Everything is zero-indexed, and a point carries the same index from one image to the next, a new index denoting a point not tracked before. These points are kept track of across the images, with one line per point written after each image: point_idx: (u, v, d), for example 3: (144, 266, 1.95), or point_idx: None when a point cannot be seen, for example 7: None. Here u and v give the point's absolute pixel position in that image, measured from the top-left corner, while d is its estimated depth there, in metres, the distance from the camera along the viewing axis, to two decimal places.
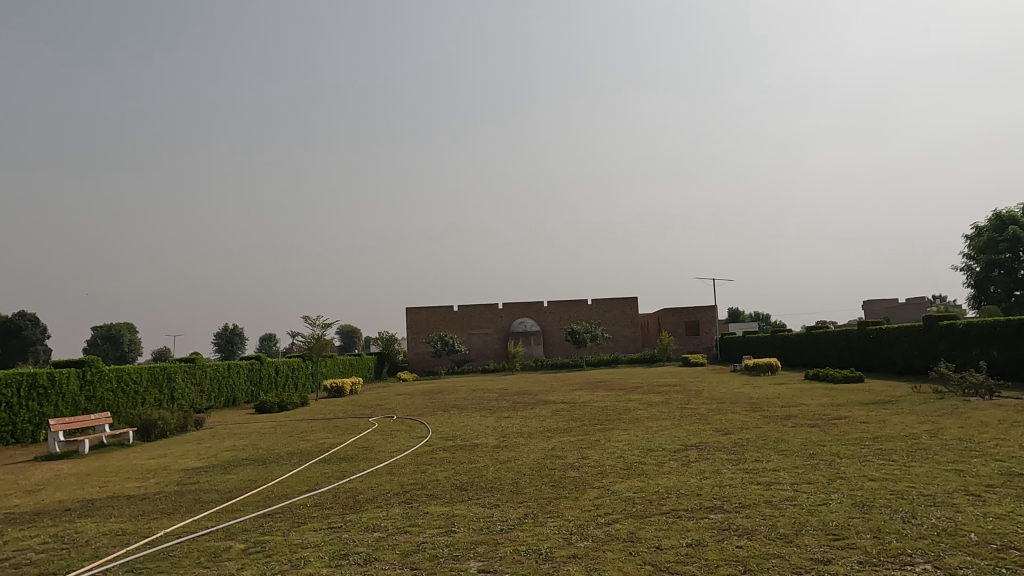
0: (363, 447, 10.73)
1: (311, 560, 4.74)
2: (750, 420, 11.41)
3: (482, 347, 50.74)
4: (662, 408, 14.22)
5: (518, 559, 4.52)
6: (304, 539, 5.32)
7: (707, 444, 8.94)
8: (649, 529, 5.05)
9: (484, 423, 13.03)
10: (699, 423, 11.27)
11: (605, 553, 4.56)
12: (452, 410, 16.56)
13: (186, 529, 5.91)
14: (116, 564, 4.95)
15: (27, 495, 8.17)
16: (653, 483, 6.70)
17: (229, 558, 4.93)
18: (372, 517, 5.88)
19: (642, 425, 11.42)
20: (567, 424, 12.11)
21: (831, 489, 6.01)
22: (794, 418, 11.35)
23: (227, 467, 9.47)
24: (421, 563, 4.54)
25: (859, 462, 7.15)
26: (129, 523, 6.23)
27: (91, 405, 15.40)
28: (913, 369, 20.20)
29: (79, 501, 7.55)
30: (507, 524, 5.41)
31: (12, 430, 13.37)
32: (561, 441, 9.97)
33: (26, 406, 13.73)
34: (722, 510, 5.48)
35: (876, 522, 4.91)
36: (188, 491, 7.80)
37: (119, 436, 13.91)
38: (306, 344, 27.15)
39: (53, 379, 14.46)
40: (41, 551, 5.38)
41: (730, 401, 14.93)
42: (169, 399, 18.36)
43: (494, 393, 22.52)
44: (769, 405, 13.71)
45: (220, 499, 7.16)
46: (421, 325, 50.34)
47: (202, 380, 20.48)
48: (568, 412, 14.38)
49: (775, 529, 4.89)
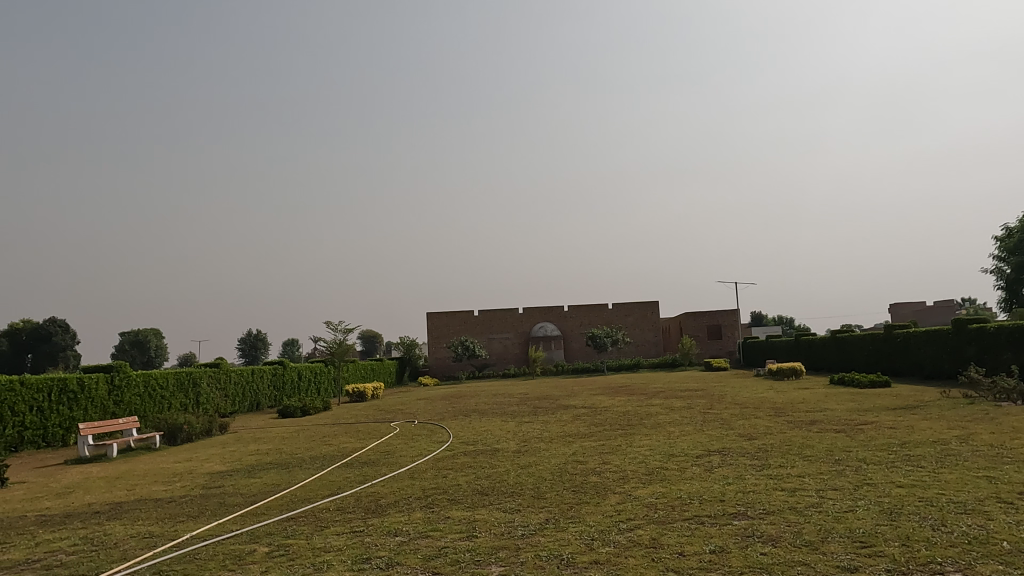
0: (385, 452, 10.83)
1: (333, 564, 4.78)
2: (774, 425, 11.28)
3: (502, 352, 50.77)
4: (684, 413, 14.12)
5: (539, 564, 4.52)
6: (327, 542, 5.37)
7: (730, 449, 8.87)
8: (672, 535, 5.01)
9: (505, 428, 13.05)
10: (723, 428, 11.14)
11: (627, 558, 4.54)
12: (473, 414, 16.63)
13: (211, 532, 5.99)
14: (144, 566, 5.03)
15: (58, 498, 8.34)
16: (675, 488, 6.66)
17: (253, 561, 4.99)
18: (393, 522, 5.92)
19: (665, 430, 11.35)
20: (588, 429, 12.07)
21: (858, 496, 5.92)
22: (818, 423, 11.19)
23: (251, 471, 9.59)
24: (443, 568, 4.55)
25: (887, 468, 7.03)
26: (156, 526, 6.33)
27: (119, 410, 15.70)
28: (942, 374, 19.80)
29: (107, 503, 7.68)
30: (529, 529, 5.42)
31: (43, 435, 13.63)
32: (582, 446, 9.93)
33: (57, 410, 14.02)
34: (746, 517, 5.42)
35: (904, 529, 4.82)
36: (213, 494, 7.89)
37: (146, 440, 14.14)
38: (328, 349, 27.39)
39: (82, 384, 14.77)
40: (71, 553, 5.49)
41: (752, 406, 14.78)
42: (194, 403, 18.63)
43: (515, 397, 22.57)
44: (793, 410, 13.52)
45: (245, 502, 7.26)
46: (442, 330, 50.50)
47: (226, 385, 20.74)
48: (588, 417, 14.33)
49: (800, 536, 4.82)
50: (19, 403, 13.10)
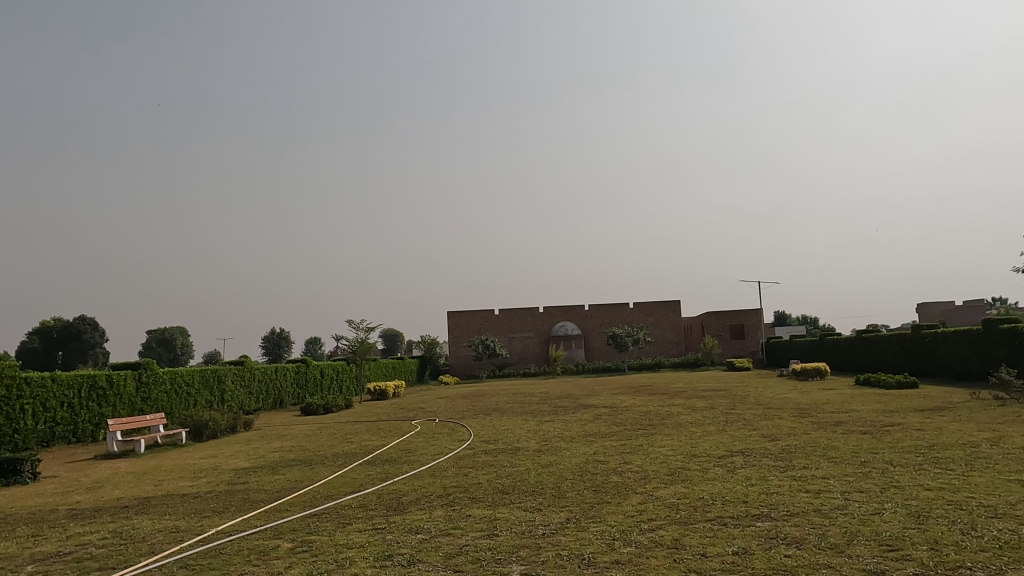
0: (407, 450, 10.90)
1: (356, 560, 4.82)
2: (798, 426, 11.13)
3: (523, 351, 50.79)
4: (707, 413, 14.01)
5: (560, 564, 4.52)
6: (350, 539, 5.42)
7: (753, 450, 8.77)
8: (694, 536, 4.98)
9: (526, 427, 13.06)
10: (746, 429, 11.03)
11: (649, 559, 4.52)
12: (494, 413, 16.66)
13: (236, 527, 6.07)
14: (171, 560, 5.11)
15: (88, 492, 8.52)
16: (697, 488, 6.61)
17: (277, 556, 5.05)
18: (415, 519, 5.95)
19: (687, 431, 11.28)
20: (609, 429, 12.03)
21: (885, 498, 5.82)
22: (843, 424, 11.01)
23: (275, 467, 9.71)
24: (464, 566, 4.57)
25: (914, 471, 6.90)
26: (183, 521, 6.44)
27: (146, 406, 16.00)
28: (972, 374, 19.41)
29: (136, 498, 7.84)
30: (550, 528, 5.42)
31: (74, 430, 13.94)
32: (603, 446, 9.89)
33: (87, 406, 14.32)
34: (770, 518, 5.36)
35: (933, 533, 4.74)
36: (238, 490, 8.01)
37: (173, 436, 14.39)
38: (350, 347, 27.64)
39: (111, 381, 15.07)
40: (101, 546, 5.61)
41: (776, 407, 14.59)
42: (219, 400, 18.91)
43: (536, 397, 22.58)
44: (818, 411, 13.34)
45: (269, 498, 7.36)
46: (463, 329, 50.67)
47: (250, 382, 21.03)
48: (609, 417, 14.27)
49: (825, 538, 4.75)
50: (51, 400, 13.40)
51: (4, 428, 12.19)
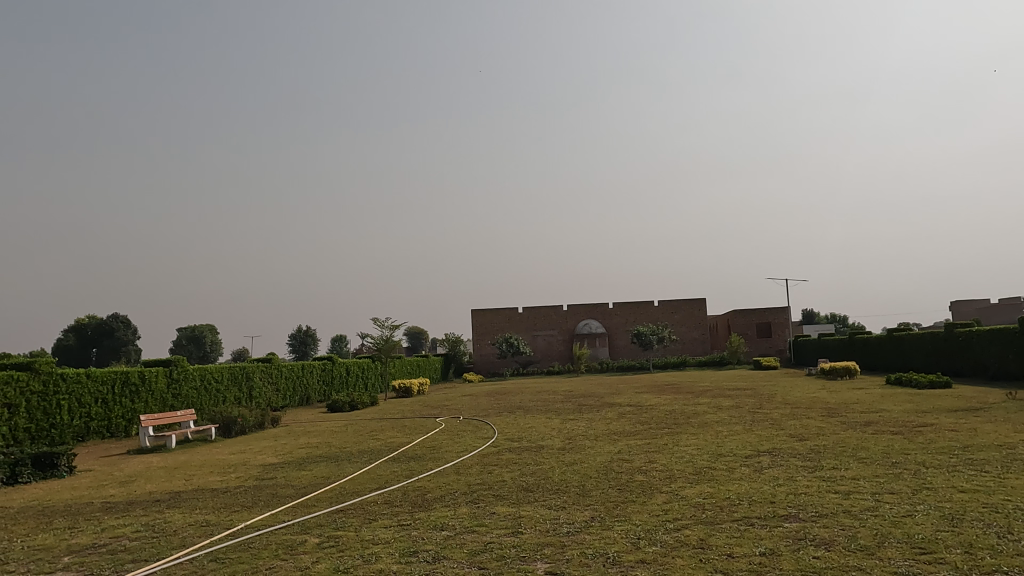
0: (431, 447, 10.96)
1: (382, 556, 4.86)
2: (827, 426, 10.95)
3: (547, 349, 50.75)
4: (733, 413, 13.86)
5: (585, 562, 4.51)
6: (375, 535, 5.46)
7: (781, 450, 8.65)
8: (720, 536, 4.93)
9: (550, 425, 13.05)
10: (773, 428, 10.88)
11: (674, 558, 4.49)
12: (518, 411, 16.68)
13: (264, 522, 6.16)
14: (201, 553, 5.21)
15: (122, 486, 8.73)
16: (723, 488, 6.54)
17: (305, 551, 5.12)
18: (439, 516, 5.99)
19: (713, 430, 11.17)
20: (634, 428, 11.97)
21: (916, 500, 5.71)
22: (874, 424, 10.82)
23: (302, 463, 9.83)
24: (489, 563, 4.58)
25: (947, 472, 6.76)
26: (213, 515, 6.56)
27: (177, 402, 16.31)
28: (1007, 375, 18.93)
29: (167, 492, 8.01)
30: (575, 527, 5.41)
31: (107, 425, 14.26)
32: (627, 444, 9.84)
33: (120, 402, 14.65)
34: (798, 519, 5.29)
35: (967, 536, 4.63)
36: (266, 486, 8.13)
37: (203, 432, 14.66)
38: (376, 345, 27.88)
39: (143, 377, 15.39)
40: (134, 539, 5.74)
41: (804, 407, 14.37)
42: (247, 397, 19.21)
43: (559, 395, 22.55)
44: (847, 411, 13.11)
45: (296, 494, 7.45)
46: (486, 327, 50.78)
47: (278, 379, 21.33)
48: (634, 415, 14.19)
49: (855, 540, 4.67)
50: (86, 395, 13.73)
51: (41, 423, 12.51)
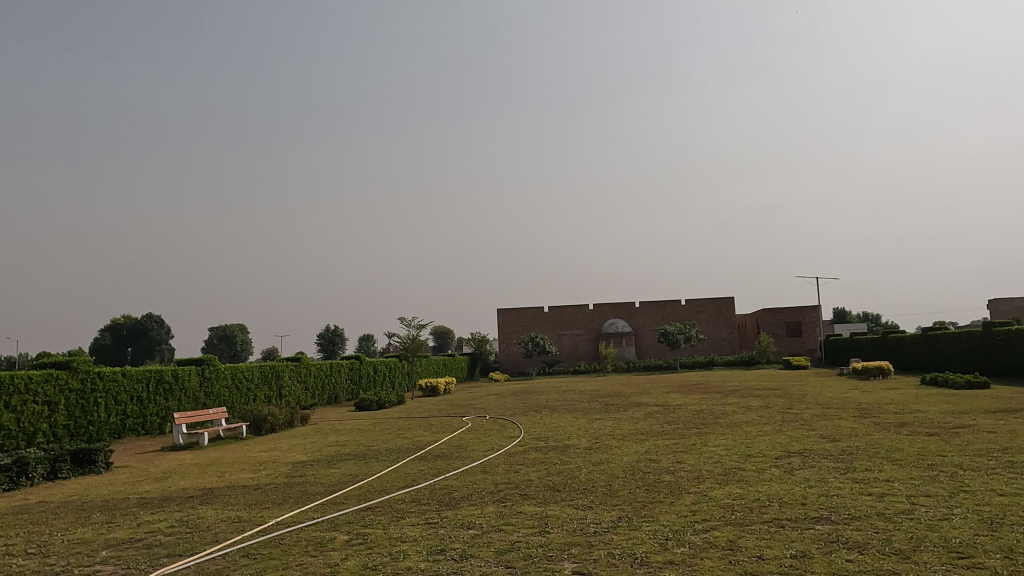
0: (457, 446, 11.00)
1: (409, 554, 4.89)
2: (859, 427, 10.74)
3: (573, 348, 50.61)
4: (762, 413, 13.66)
5: (612, 563, 4.49)
6: (403, 533, 5.50)
7: (812, 451, 8.51)
8: (750, 538, 4.87)
9: (576, 425, 13.02)
10: (804, 429, 10.72)
11: (703, 560, 4.45)
12: (544, 411, 16.66)
13: (295, 519, 6.26)
14: (234, 549, 5.31)
15: (156, 482, 8.93)
16: (753, 490, 6.45)
17: (334, 548, 5.18)
18: (466, 514, 6.02)
19: (741, 430, 11.03)
20: (661, 427, 11.88)
21: (953, 503, 5.57)
22: (908, 425, 10.59)
23: (330, 461, 9.95)
24: (516, 562, 4.59)
25: (986, 475, 6.58)
26: (244, 511, 6.68)
27: (209, 400, 16.63)
28: None
29: (201, 489, 8.18)
30: (602, 527, 5.39)
31: (143, 423, 14.59)
32: (655, 444, 9.77)
33: (154, 400, 14.98)
34: (830, 521, 5.20)
35: (1007, 541, 4.51)
36: (295, 483, 8.25)
37: (234, 429, 14.92)
38: (402, 344, 28.08)
39: (177, 376, 15.72)
40: (169, 534, 5.86)
41: (836, 407, 14.11)
42: (277, 395, 19.51)
43: (586, 394, 22.47)
44: (881, 411, 12.83)
45: (325, 492, 7.55)
46: (512, 326, 50.82)
47: (307, 378, 21.62)
48: (661, 415, 14.08)
49: (889, 543, 4.58)
50: (122, 393, 14.07)
51: (79, 420, 12.85)
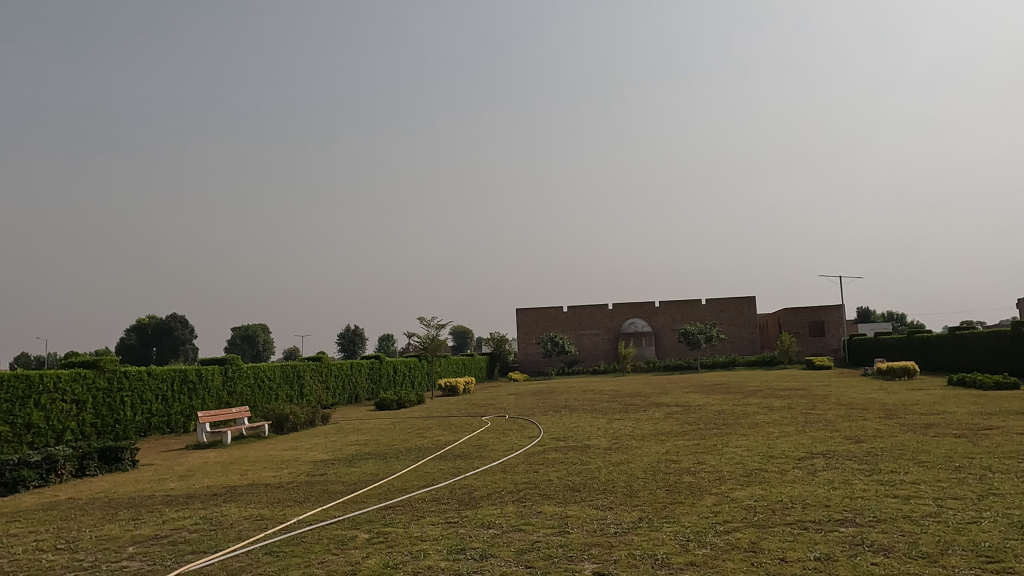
0: (477, 445, 11.02)
1: (429, 553, 4.91)
2: (885, 428, 10.59)
3: (592, 348, 50.46)
4: (784, 413, 13.51)
5: (633, 563, 4.47)
6: (423, 532, 5.52)
7: (836, 453, 8.40)
8: (773, 540, 4.81)
9: (596, 425, 12.99)
10: (827, 430, 10.58)
11: (725, 561, 4.41)
12: (564, 410, 16.63)
13: (316, 517, 6.31)
14: (256, 546, 5.37)
15: (181, 479, 9.07)
16: (776, 491, 6.38)
17: (355, 546, 5.22)
18: (486, 514, 6.03)
19: (763, 431, 10.92)
20: (682, 427, 11.80)
21: (982, 506, 5.46)
22: (935, 427, 10.42)
23: (351, 460, 10.02)
24: (537, 562, 4.58)
25: (1016, 478, 6.44)
26: (267, 509, 6.75)
27: (232, 399, 16.85)
28: None
29: (224, 487, 8.29)
30: (622, 527, 5.37)
31: (167, 421, 14.83)
32: (675, 445, 9.71)
33: (179, 399, 15.21)
34: (854, 524, 5.13)
35: None
36: (317, 481, 8.33)
37: (256, 428, 15.11)
38: (422, 344, 28.20)
39: (200, 375, 15.95)
40: (193, 531, 5.95)
41: (861, 407, 13.93)
42: (299, 394, 19.71)
43: (606, 394, 22.40)
44: (906, 412, 12.62)
45: (346, 490, 7.61)
46: (531, 326, 50.80)
47: (328, 377, 21.81)
48: (681, 415, 13.99)
49: (916, 547, 4.50)
50: (148, 392, 14.30)
51: (107, 418, 13.10)
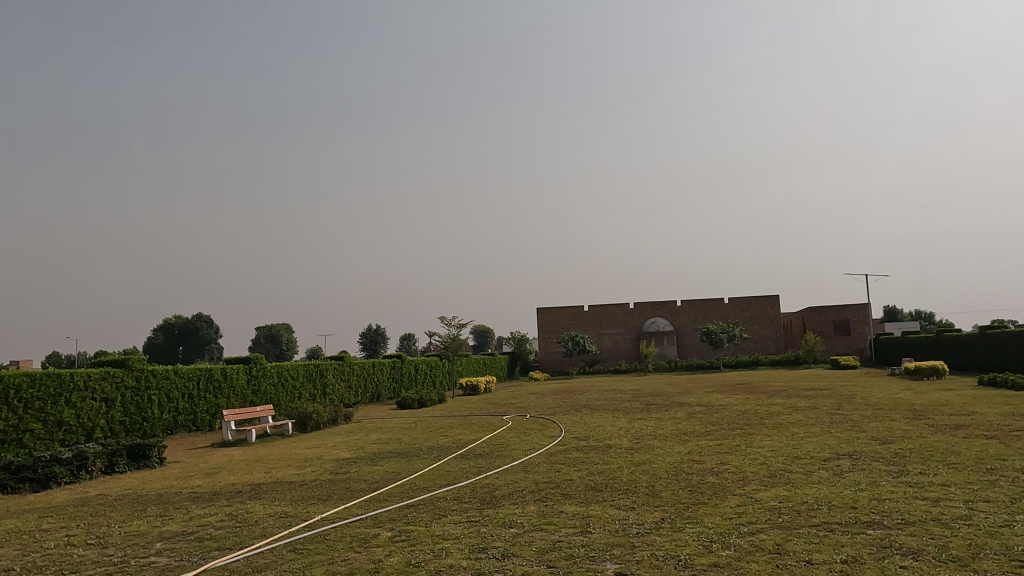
0: (498, 445, 11.03)
1: (451, 551, 4.93)
2: (913, 429, 10.40)
3: (614, 348, 50.23)
4: (809, 413, 13.34)
5: (655, 564, 4.44)
6: (445, 531, 5.54)
7: (862, 453, 8.27)
8: (798, 542, 4.75)
9: (617, 425, 12.92)
10: (853, 430, 10.42)
11: (749, 563, 4.36)
12: (585, 410, 16.58)
13: (340, 515, 6.37)
14: (281, 543, 5.43)
15: (207, 477, 9.21)
16: (801, 492, 6.29)
17: (377, 544, 5.26)
18: (508, 513, 6.03)
19: (788, 431, 10.78)
20: (704, 428, 11.70)
21: (1015, 510, 5.33)
22: (964, 428, 10.22)
23: (373, 459, 10.09)
24: (558, 562, 4.58)
25: None
26: (291, 507, 6.83)
27: (256, 398, 17.07)
28: None
29: (248, 484, 8.39)
30: (644, 528, 5.34)
31: (194, 419, 15.06)
32: (698, 445, 9.63)
33: (204, 398, 15.43)
34: (882, 526, 5.04)
35: None
36: (340, 480, 8.40)
37: (280, 426, 15.28)
38: (443, 343, 28.30)
39: (225, 374, 16.17)
40: (219, 527, 6.03)
41: (888, 408, 13.70)
42: (322, 393, 19.91)
43: (627, 394, 22.28)
44: (935, 413, 12.39)
45: (368, 488, 7.66)
46: (552, 325, 50.70)
47: (350, 376, 21.98)
48: (704, 415, 13.87)
49: (946, 550, 4.41)
50: (174, 391, 14.53)
51: (135, 416, 13.34)
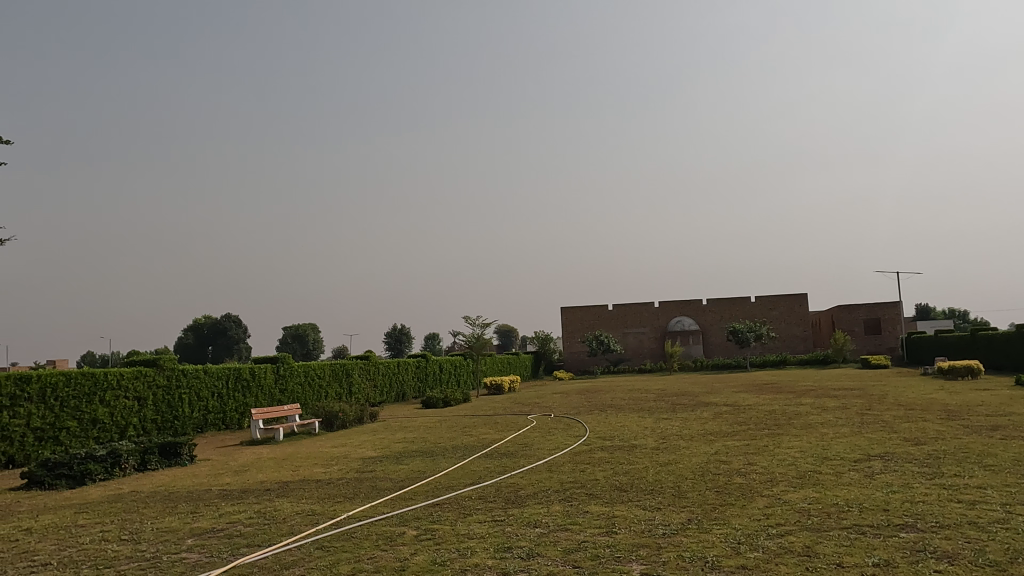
0: (523, 444, 11.03)
1: (476, 550, 4.93)
2: (947, 429, 10.14)
3: (638, 347, 49.92)
4: (838, 413, 13.11)
5: (682, 565, 4.40)
6: (471, 530, 5.55)
7: (895, 455, 8.08)
8: (829, 545, 4.66)
9: (642, 424, 12.84)
10: (885, 431, 10.21)
11: (778, 565, 4.29)
12: (609, 410, 16.49)
13: (366, 513, 6.42)
14: (308, 541, 5.48)
15: (236, 474, 9.35)
16: (831, 494, 6.17)
17: (403, 542, 5.29)
18: (532, 513, 6.02)
19: (817, 431, 10.61)
20: (731, 428, 11.57)
21: None
22: (1001, 429, 9.94)
23: (398, 458, 10.15)
24: (584, 562, 4.56)
25: None
26: (318, 505, 6.90)
27: (284, 397, 17.30)
28: None
29: (276, 482, 8.50)
30: (670, 528, 5.29)
31: (223, 418, 15.30)
32: (725, 445, 9.51)
33: (233, 396, 15.67)
34: (916, 529, 4.93)
35: None
36: (366, 478, 8.47)
37: (307, 425, 15.46)
38: (467, 343, 28.38)
39: (253, 373, 16.40)
40: (248, 524, 6.12)
41: (921, 408, 13.39)
42: (348, 393, 20.10)
43: (652, 393, 22.12)
44: (971, 413, 12.09)
45: (394, 487, 7.71)
46: (576, 325, 50.55)
47: (375, 376, 22.15)
48: (731, 415, 13.71)
49: (983, 554, 4.30)
50: (204, 390, 14.79)
51: (166, 415, 13.60)
